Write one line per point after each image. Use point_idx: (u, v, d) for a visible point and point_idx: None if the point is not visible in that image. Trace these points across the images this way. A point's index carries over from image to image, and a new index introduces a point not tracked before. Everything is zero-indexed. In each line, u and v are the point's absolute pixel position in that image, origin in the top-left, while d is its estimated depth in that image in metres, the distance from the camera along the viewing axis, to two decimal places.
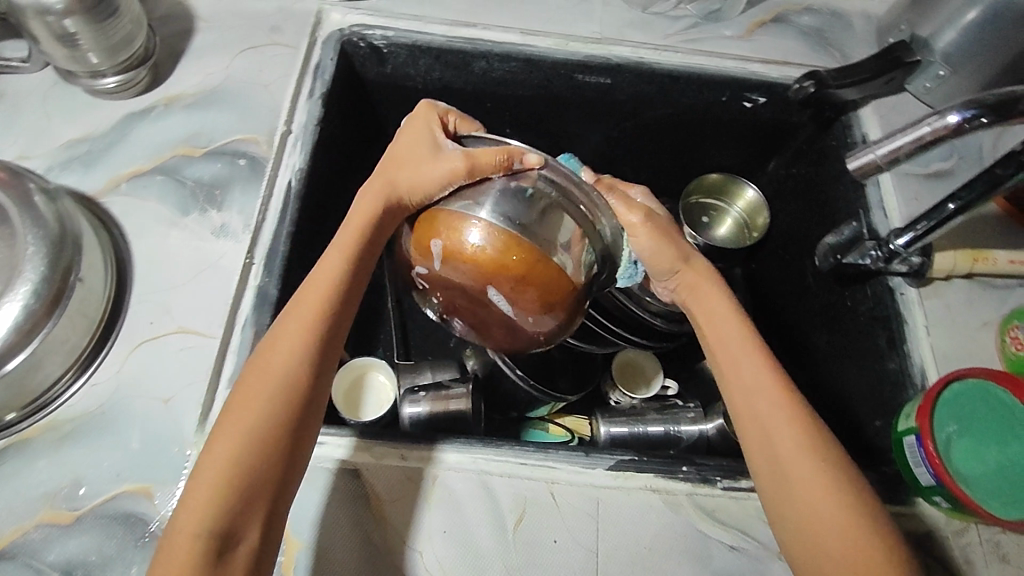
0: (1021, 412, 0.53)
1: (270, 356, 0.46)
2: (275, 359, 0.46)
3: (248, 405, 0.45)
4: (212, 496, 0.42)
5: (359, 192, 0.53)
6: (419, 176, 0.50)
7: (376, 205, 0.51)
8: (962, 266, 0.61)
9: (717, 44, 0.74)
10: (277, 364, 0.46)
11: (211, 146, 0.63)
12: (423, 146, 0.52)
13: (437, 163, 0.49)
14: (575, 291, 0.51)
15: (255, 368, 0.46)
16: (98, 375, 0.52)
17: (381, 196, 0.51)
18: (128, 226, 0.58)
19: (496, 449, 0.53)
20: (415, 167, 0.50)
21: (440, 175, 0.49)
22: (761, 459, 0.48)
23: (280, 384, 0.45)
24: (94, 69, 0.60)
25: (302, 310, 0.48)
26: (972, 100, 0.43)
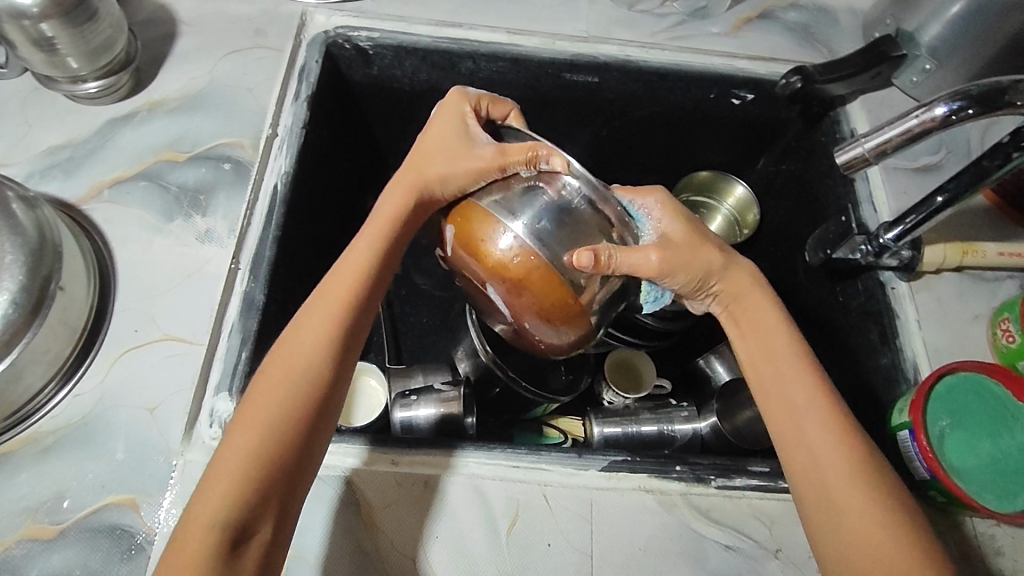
0: (1013, 404, 0.53)
1: (296, 341, 0.46)
2: (301, 346, 0.45)
3: (269, 393, 0.44)
4: (231, 488, 0.41)
5: (390, 187, 0.53)
6: (452, 167, 0.50)
7: (403, 199, 0.52)
8: (952, 259, 0.61)
9: (703, 41, 0.74)
10: (298, 350, 0.45)
11: (196, 151, 0.62)
12: (456, 138, 0.52)
13: (470, 158, 0.49)
14: (576, 308, 0.50)
15: (276, 359, 0.45)
16: (83, 385, 0.51)
17: (412, 192, 0.51)
18: (111, 233, 0.57)
19: (488, 452, 0.52)
20: (449, 159, 0.51)
21: (473, 170, 0.49)
22: (801, 451, 0.46)
23: (302, 372, 0.45)
24: (74, 74, 0.60)
25: (326, 298, 0.47)
26: (959, 91, 0.43)
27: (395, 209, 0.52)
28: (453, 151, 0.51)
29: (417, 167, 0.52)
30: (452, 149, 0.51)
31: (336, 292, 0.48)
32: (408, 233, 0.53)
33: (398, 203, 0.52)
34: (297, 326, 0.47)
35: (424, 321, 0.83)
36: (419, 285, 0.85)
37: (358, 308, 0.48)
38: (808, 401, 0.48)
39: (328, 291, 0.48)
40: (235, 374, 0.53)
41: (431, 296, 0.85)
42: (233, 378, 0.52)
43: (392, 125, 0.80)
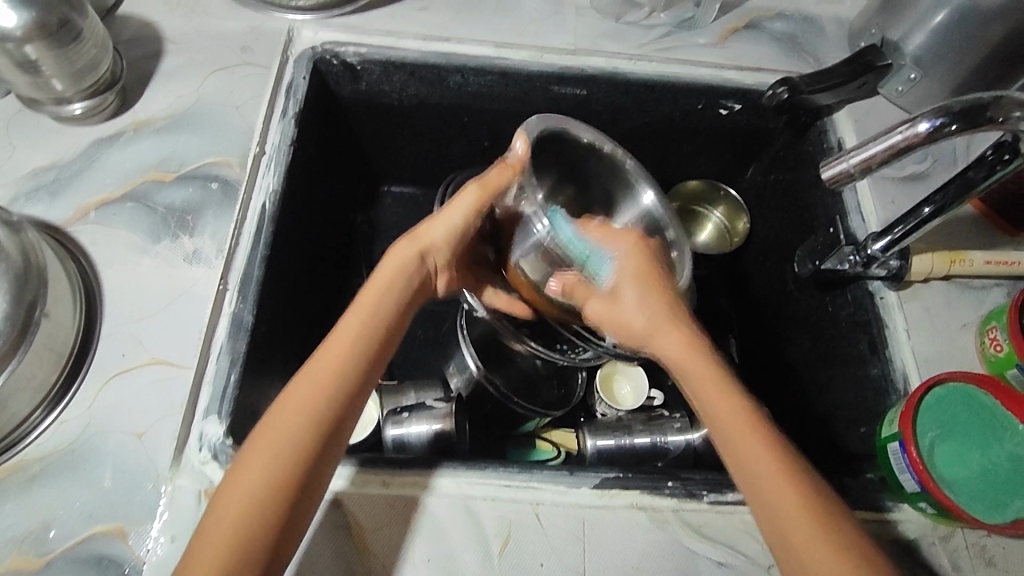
0: (1001, 415, 0.54)
1: (276, 420, 0.44)
2: (283, 427, 0.44)
3: (245, 477, 0.42)
4: (219, 562, 0.40)
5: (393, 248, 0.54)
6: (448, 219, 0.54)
7: (407, 256, 0.53)
8: (940, 269, 0.61)
9: (690, 52, 0.74)
10: (282, 428, 0.44)
11: (183, 170, 0.62)
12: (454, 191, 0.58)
13: (455, 205, 0.54)
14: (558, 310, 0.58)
15: (257, 436, 0.44)
16: (70, 411, 0.51)
17: (415, 256, 0.53)
18: (97, 255, 0.57)
19: (479, 472, 0.52)
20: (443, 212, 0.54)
21: (460, 213, 0.54)
22: (764, 516, 0.44)
23: (289, 452, 0.43)
24: (59, 95, 0.59)
25: (314, 372, 0.46)
26: (942, 107, 0.43)
27: (402, 268, 0.52)
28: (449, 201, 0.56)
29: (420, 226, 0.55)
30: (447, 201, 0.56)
31: (323, 367, 0.46)
32: (420, 289, 0.54)
33: (403, 258, 0.52)
34: (280, 402, 0.45)
35: (415, 335, 0.83)
36: None
37: (351, 385, 0.47)
38: (771, 470, 0.44)
39: (317, 367, 0.46)
40: (224, 397, 0.53)
41: (423, 309, 0.85)
42: (222, 401, 0.53)
43: (382, 139, 0.80)
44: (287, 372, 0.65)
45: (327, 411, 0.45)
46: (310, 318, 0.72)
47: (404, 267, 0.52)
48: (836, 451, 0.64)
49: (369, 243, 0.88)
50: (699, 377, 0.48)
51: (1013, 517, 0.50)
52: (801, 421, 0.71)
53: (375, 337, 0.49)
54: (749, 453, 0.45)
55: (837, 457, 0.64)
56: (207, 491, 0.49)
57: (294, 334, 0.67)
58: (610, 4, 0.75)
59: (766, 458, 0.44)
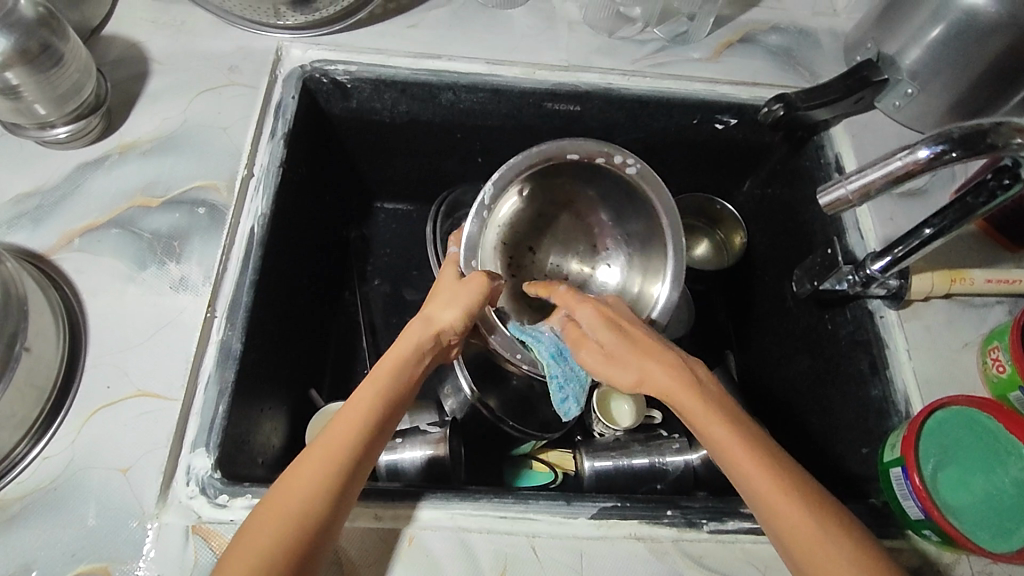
0: (1006, 438, 0.53)
1: (293, 483, 0.43)
2: (301, 489, 0.42)
3: (254, 544, 0.40)
4: None
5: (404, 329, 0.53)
6: (454, 304, 0.53)
7: (419, 340, 0.52)
8: (940, 288, 0.60)
9: (684, 67, 0.73)
10: (298, 495, 0.42)
11: (169, 195, 0.60)
12: (448, 278, 0.57)
13: (460, 304, 0.53)
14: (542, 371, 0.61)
15: (266, 507, 0.42)
16: (53, 446, 0.50)
17: (427, 337, 0.52)
18: (81, 283, 0.56)
19: (474, 503, 0.51)
20: (449, 297, 0.54)
21: (466, 313, 0.53)
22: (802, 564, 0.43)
23: (299, 515, 0.41)
24: (42, 121, 0.58)
25: (333, 438, 0.45)
26: (942, 134, 0.43)
27: (415, 345, 0.51)
28: (448, 286, 0.55)
29: (425, 313, 0.54)
30: (444, 287, 0.56)
31: (337, 438, 0.45)
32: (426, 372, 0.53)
33: (414, 343, 0.51)
34: (294, 469, 0.44)
35: None
36: (405, 317, 0.84)
37: (362, 447, 0.45)
38: (801, 526, 0.43)
39: (331, 438, 0.45)
40: (213, 429, 0.52)
41: None
42: (210, 433, 0.51)
43: (374, 157, 0.80)
44: (278, 397, 0.64)
45: (340, 471, 0.44)
46: (303, 339, 0.71)
47: (416, 347, 0.51)
48: (836, 473, 0.63)
49: (363, 260, 0.87)
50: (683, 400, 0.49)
51: (1020, 544, 0.49)
52: (801, 439, 0.70)
53: (387, 408, 0.48)
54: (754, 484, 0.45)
55: (839, 479, 0.63)
56: (196, 527, 0.48)
57: (285, 357, 0.66)
58: (604, 19, 0.74)
59: (782, 497, 0.44)
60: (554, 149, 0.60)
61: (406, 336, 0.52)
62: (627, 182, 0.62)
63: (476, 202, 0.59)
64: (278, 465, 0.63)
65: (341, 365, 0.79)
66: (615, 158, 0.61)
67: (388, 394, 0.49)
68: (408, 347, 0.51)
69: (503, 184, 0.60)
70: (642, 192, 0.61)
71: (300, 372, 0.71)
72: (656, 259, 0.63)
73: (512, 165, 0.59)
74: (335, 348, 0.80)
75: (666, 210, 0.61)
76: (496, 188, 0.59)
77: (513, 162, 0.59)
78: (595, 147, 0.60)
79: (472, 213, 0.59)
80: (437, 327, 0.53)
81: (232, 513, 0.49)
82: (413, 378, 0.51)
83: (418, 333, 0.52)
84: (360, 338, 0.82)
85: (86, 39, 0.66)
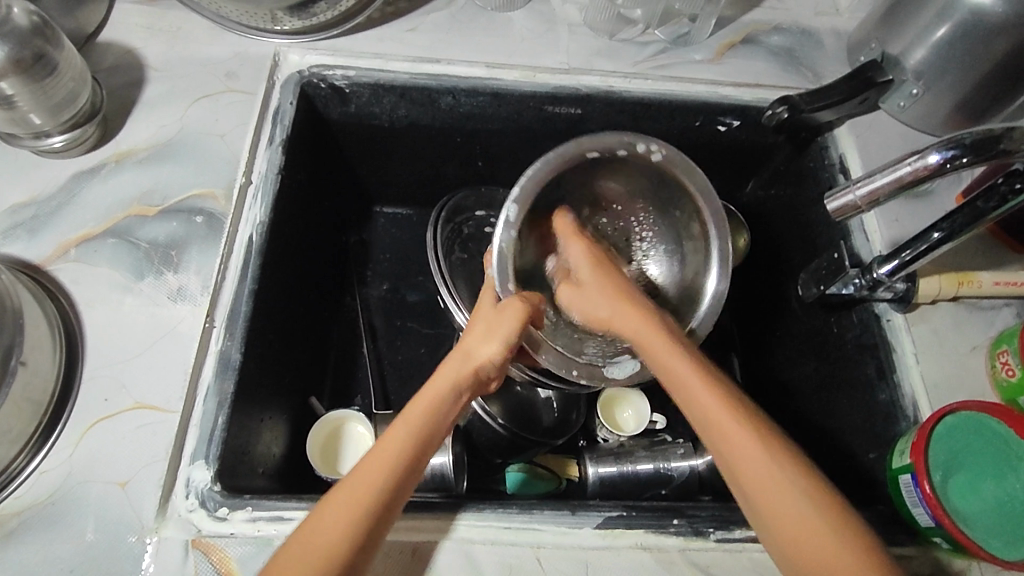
0: (1016, 444, 0.52)
1: (325, 517, 0.42)
2: (330, 525, 0.42)
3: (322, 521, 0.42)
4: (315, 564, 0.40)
5: (446, 362, 0.53)
6: (493, 335, 0.52)
7: (458, 377, 0.51)
8: (948, 291, 0.59)
9: (687, 69, 0.72)
10: (329, 528, 0.41)
11: (166, 204, 0.60)
12: (484, 305, 0.55)
13: (497, 336, 0.52)
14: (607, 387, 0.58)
15: (287, 548, 0.41)
16: (50, 460, 0.49)
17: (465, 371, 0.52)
18: (78, 294, 0.55)
19: (477, 514, 0.50)
20: (487, 329, 0.53)
21: (500, 347, 0.52)
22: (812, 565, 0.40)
23: (332, 545, 0.41)
24: (37, 130, 0.58)
25: (365, 473, 0.44)
26: (952, 139, 0.42)
27: (452, 380, 0.51)
28: (486, 315, 0.54)
29: (464, 347, 0.53)
30: (481, 316, 0.54)
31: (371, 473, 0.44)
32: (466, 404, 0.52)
33: (452, 379, 0.51)
34: (326, 502, 0.43)
35: (409, 358, 0.81)
36: (405, 323, 0.83)
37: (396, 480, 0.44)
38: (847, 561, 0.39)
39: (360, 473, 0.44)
40: (211, 441, 0.51)
41: (419, 332, 0.83)
42: (209, 445, 0.51)
43: (372, 161, 0.79)
44: (279, 406, 0.64)
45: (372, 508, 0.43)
46: (303, 348, 0.70)
47: (454, 384, 0.51)
48: (844, 478, 0.63)
49: (363, 265, 0.86)
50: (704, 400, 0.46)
51: None
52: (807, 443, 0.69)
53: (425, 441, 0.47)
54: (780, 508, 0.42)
55: (846, 483, 0.62)
56: (195, 541, 0.47)
57: (286, 365, 0.65)
58: (604, 21, 0.73)
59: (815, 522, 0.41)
60: (572, 149, 0.56)
61: (446, 372, 0.51)
62: (654, 169, 0.59)
63: (500, 219, 0.54)
64: (279, 476, 0.62)
65: (342, 372, 0.78)
66: (640, 147, 0.57)
67: (425, 433, 0.48)
68: (448, 382, 0.51)
69: (525, 199, 0.55)
70: (671, 175, 0.59)
71: (301, 380, 0.70)
72: (698, 249, 0.61)
73: (531, 176, 0.55)
74: (336, 354, 0.79)
75: (701, 191, 0.59)
76: (519, 203, 0.55)
77: (532, 172, 0.55)
78: (614, 138, 0.57)
79: (499, 229, 0.54)
80: (474, 361, 0.52)
81: (232, 526, 0.48)
82: (447, 417, 0.50)
83: (457, 368, 0.51)
84: (361, 344, 0.81)
85: (81, 46, 0.65)
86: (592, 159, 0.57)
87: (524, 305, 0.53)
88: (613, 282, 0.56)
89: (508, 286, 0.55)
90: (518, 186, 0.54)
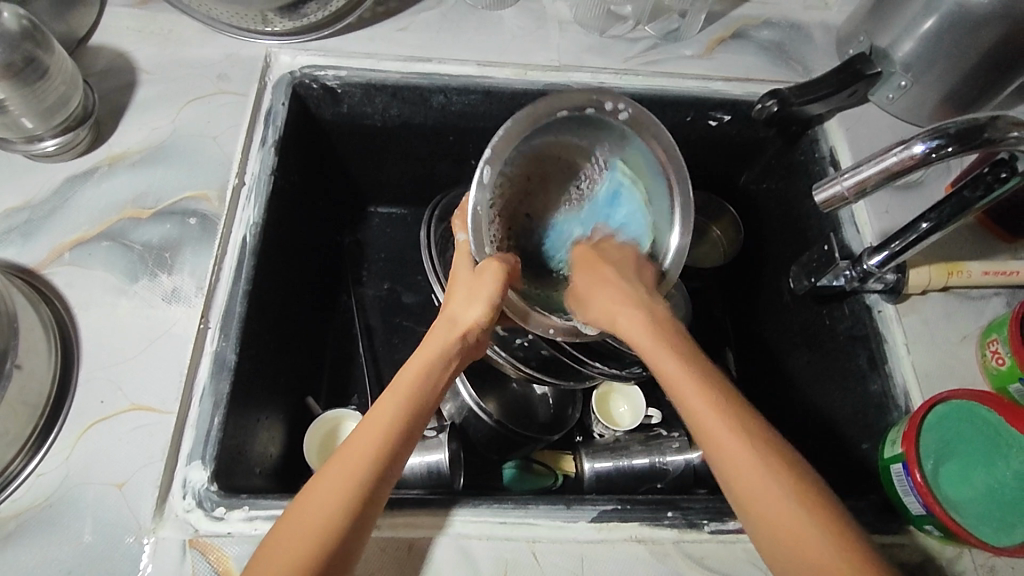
0: (1008, 432, 0.52)
1: (313, 500, 0.42)
2: (317, 511, 0.41)
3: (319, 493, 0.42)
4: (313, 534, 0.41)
5: (437, 329, 0.52)
6: (475, 299, 0.52)
7: (444, 346, 0.51)
8: (938, 281, 0.60)
9: (677, 65, 0.72)
10: (324, 500, 0.42)
11: (160, 207, 0.60)
12: (462, 271, 0.55)
13: (480, 297, 0.51)
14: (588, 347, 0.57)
15: (274, 536, 0.41)
16: (46, 463, 0.49)
17: (454, 340, 0.52)
18: (72, 297, 0.55)
19: (474, 509, 0.51)
20: (469, 293, 0.52)
21: (484, 310, 0.51)
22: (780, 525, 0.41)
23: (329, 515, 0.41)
24: (30, 134, 0.58)
25: (363, 441, 0.45)
26: (938, 129, 0.43)
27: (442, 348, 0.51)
28: (464, 280, 0.54)
29: (449, 313, 0.53)
30: (461, 281, 0.54)
31: (356, 453, 0.44)
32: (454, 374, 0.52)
33: (441, 346, 0.51)
34: (321, 475, 0.44)
35: (405, 357, 0.81)
36: (401, 321, 0.84)
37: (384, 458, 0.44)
38: (828, 545, 0.39)
39: (347, 454, 0.44)
40: (208, 441, 0.51)
41: (414, 331, 0.83)
42: (205, 446, 0.51)
43: (365, 161, 0.79)
44: (275, 406, 0.64)
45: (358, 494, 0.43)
46: (298, 347, 0.71)
47: (443, 352, 0.51)
48: (837, 469, 0.63)
49: (358, 264, 0.86)
50: (690, 390, 0.46)
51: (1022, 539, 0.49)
52: (801, 436, 0.70)
53: (416, 409, 0.48)
54: (764, 488, 0.42)
55: (839, 474, 0.62)
56: (192, 541, 0.48)
57: (281, 365, 0.66)
58: (594, 18, 0.73)
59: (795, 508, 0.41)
60: (545, 106, 0.53)
61: (432, 341, 0.52)
62: (621, 128, 0.57)
63: (472, 182, 0.52)
64: (276, 475, 0.63)
65: (338, 372, 0.79)
66: (607, 104, 0.55)
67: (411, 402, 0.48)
68: (434, 351, 0.51)
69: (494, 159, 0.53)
70: (640, 138, 0.56)
71: (297, 380, 0.70)
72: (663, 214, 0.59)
73: (501, 136, 0.52)
74: (332, 353, 0.80)
75: (670, 155, 0.56)
76: (491, 164, 0.53)
77: (501, 134, 0.52)
78: (585, 95, 0.54)
79: (473, 192, 0.52)
80: (461, 327, 0.52)
81: (230, 526, 0.48)
82: (437, 388, 0.50)
83: (443, 336, 0.52)
84: (356, 343, 0.81)
85: (72, 50, 0.66)
86: (563, 116, 0.55)
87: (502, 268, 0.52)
88: (607, 275, 0.55)
89: (483, 247, 0.54)
90: (488, 148, 0.52)
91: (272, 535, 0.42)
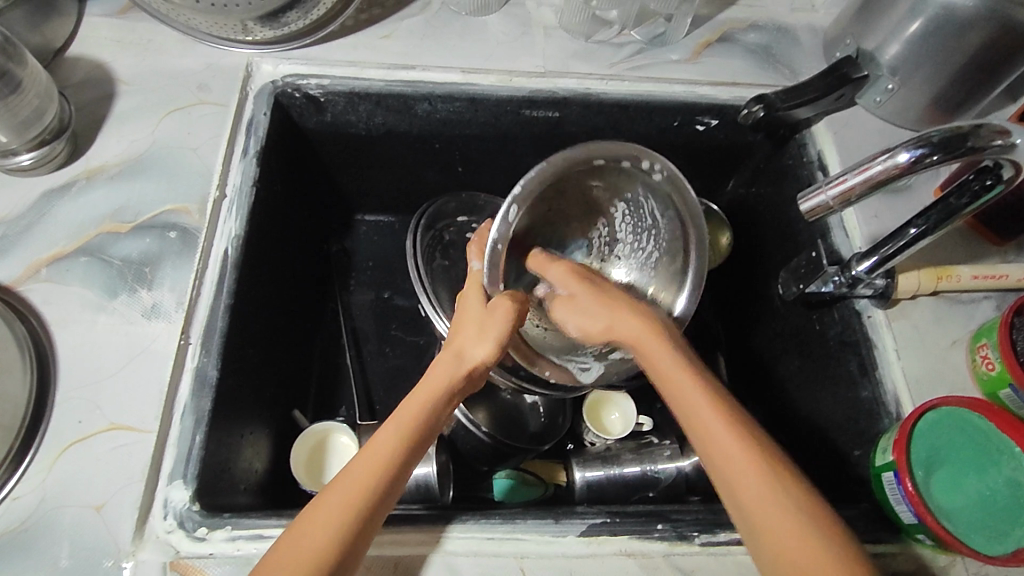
0: (997, 438, 0.52)
1: (320, 509, 0.42)
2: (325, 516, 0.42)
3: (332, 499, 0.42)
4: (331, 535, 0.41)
5: (442, 355, 0.52)
6: (487, 337, 0.51)
7: (450, 376, 0.50)
8: (927, 286, 0.59)
9: (663, 69, 0.72)
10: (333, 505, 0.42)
11: (139, 220, 0.59)
12: (470, 302, 0.54)
13: (489, 336, 0.51)
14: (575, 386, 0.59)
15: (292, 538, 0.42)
16: (22, 485, 0.48)
17: (456, 367, 0.51)
18: (49, 315, 0.54)
19: (461, 526, 0.50)
20: (479, 331, 0.52)
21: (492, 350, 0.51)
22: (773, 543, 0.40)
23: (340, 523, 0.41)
24: (5, 148, 0.57)
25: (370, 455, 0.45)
26: (921, 138, 0.42)
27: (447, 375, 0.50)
28: (474, 316, 0.53)
29: (456, 347, 0.52)
30: (469, 316, 0.53)
31: (356, 480, 0.43)
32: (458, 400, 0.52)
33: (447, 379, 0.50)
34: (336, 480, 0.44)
35: (393, 367, 0.80)
36: (392, 330, 0.83)
37: (387, 480, 0.44)
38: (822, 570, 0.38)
39: (351, 474, 0.44)
40: (189, 460, 0.50)
41: (403, 340, 0.82)
42: (187, 464, 0.50)
43: (352, 169, 0.78)
44: (260, 420, 0.63)
45: (357, 518, 0.42)
46: (284, 360, 0.70)
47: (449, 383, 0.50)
48: (829, 476, 0.63)
49: (345, 273, 0.85)
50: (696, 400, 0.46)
51: (1015, 546, 0.48)
52: (792, 441, 0.69)
53: (423, 432, 0.47)
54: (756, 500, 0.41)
55: (832, 480, 0.62)
56: (174, 563, 0.47)
57: (266, 379, 0.65)
58: (580, 23, 0.73)
59: (793, 533, 0.40)
60: (581, 153, 0.53)
61: (437, 369, 0.51)
62: (656, 188, 0.57)
63: (498, 218, 0.52)
64: (261, 491, 0.62)
65: (325, 383, 0.78)
66: (644, 163, 0.55)
67: (416, 428, 0.47)
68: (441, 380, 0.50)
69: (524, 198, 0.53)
70: (673, 196, 0.57)
71: (283, 393, 0.69)
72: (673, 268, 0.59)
73: (533, 178, 0.52)
74: (319, 364, 0.79)
75: (693, 219, 0.57)
76: (519, 203, 0.52)
77: (535, 173, 0.52)
78: (624, 148, 0.54)
79: (495, 227, 0.52)
80: (469, 361, 0.51)
81: (212, 547, 0.48)
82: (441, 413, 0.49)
83: (449, 368, 0.51)
84: (343, 353, 0.80)
85: (49, 61, 0.64)
86: (600, 163, 0.55)
87: (514, 304, 0.52)
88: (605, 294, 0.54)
89: (496, 284, 0.55)
90: (518, 185, 0.51)
91: (292, 531, 0.42)
